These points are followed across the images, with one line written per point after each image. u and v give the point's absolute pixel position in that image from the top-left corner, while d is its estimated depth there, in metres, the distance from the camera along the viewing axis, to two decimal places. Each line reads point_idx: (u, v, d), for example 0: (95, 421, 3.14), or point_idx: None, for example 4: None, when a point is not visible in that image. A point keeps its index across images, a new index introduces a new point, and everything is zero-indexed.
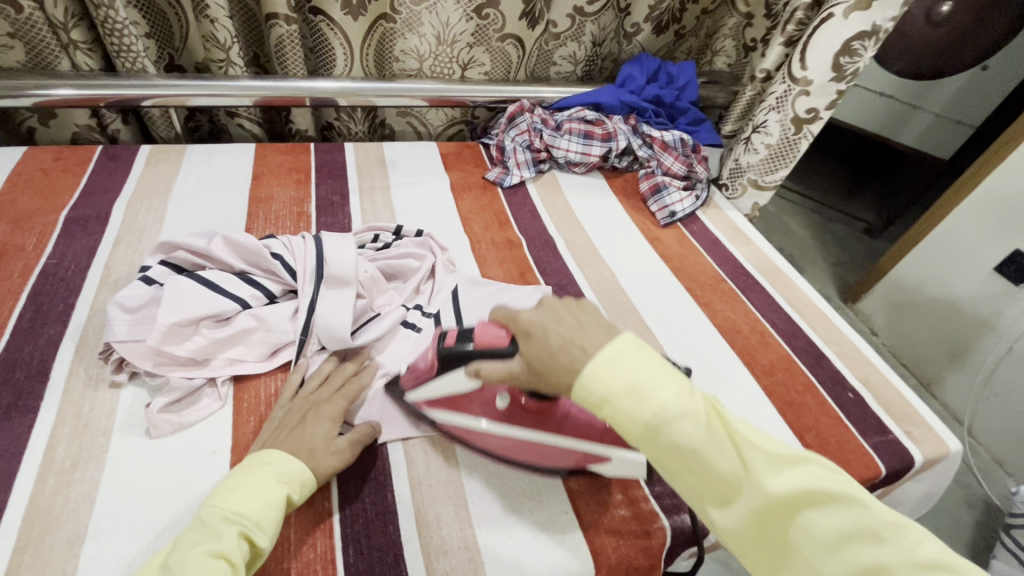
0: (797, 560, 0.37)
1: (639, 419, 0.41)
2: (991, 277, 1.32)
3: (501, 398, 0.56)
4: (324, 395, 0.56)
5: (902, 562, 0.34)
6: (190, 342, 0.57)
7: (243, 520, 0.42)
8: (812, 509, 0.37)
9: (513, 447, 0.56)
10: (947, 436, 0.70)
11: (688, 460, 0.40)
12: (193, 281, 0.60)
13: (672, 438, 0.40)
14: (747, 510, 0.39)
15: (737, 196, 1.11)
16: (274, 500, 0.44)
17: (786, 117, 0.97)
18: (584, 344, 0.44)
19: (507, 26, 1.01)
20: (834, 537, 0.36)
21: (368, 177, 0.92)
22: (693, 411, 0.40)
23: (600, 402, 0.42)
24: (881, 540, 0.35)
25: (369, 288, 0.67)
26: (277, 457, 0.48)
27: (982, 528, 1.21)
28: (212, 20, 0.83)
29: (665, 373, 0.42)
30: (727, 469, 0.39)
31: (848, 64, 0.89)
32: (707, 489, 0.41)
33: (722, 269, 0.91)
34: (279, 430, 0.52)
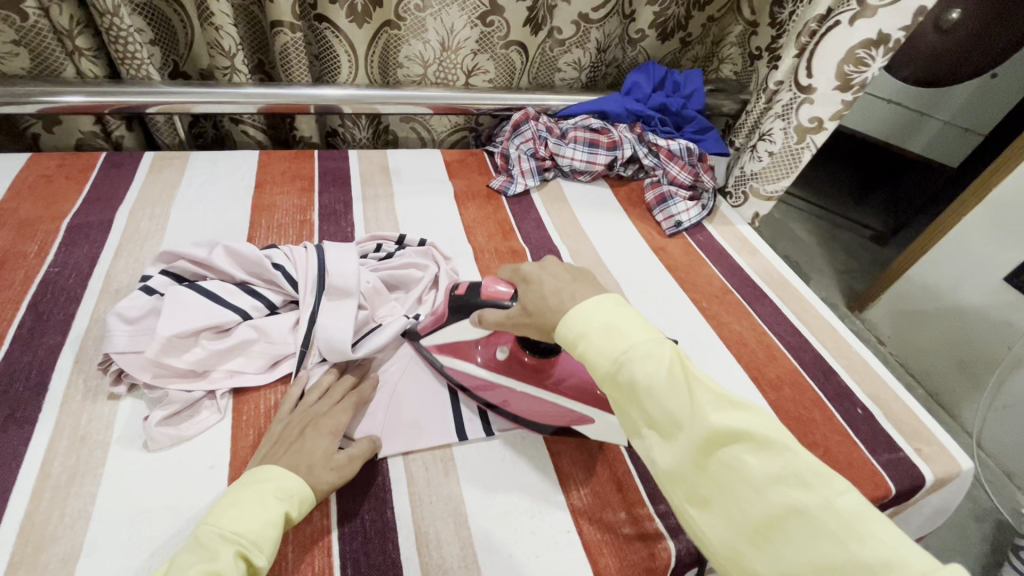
0: (726, 499, 0.37)
1: (607, 353, 0.42)
2: (1001, 288, 1.31)
3: (503, 350, 0.61)
4: (324, 408, 0.55)
5: (822, 507, 0.34)
6: (190, 354, 0.57)
7: (240, 540, 0.42)
8: (747, 449, 0.37)
9: (506, 399, 0.61)
10: (958, 454, 0.69)
11: (641, 396, 0.40)
12: (193, 291, 0.59)
13: (632, 375, 0.41)
14: (686, 445, 0.39)
15: (741, 203, 1.10)
16: (272, 519, 0.44)
17: (790, 125, 0.97)
18: (575, 292, 0.47)
19: (512, 33, 1.00)
20: (766, 479, 0.36)
21: (372, 185, 0.92)
22: (659, 352, 0.41)
23: (577, 338, 0.44)
24: (809, 487, 0.35)
25: (371, 299, 0.67)
26: (276, 473, 0.47)
27: (993, 544, 1.19)
28: (217, 28, 0.83)
29: (638, 322, 0.44)
30: (674, 405, 0.39)
31: (853, 74, 0.88)
32: (653, 425, 0.40)
33: (728, 280, 0.90)
34: (279, 443, 0.51)
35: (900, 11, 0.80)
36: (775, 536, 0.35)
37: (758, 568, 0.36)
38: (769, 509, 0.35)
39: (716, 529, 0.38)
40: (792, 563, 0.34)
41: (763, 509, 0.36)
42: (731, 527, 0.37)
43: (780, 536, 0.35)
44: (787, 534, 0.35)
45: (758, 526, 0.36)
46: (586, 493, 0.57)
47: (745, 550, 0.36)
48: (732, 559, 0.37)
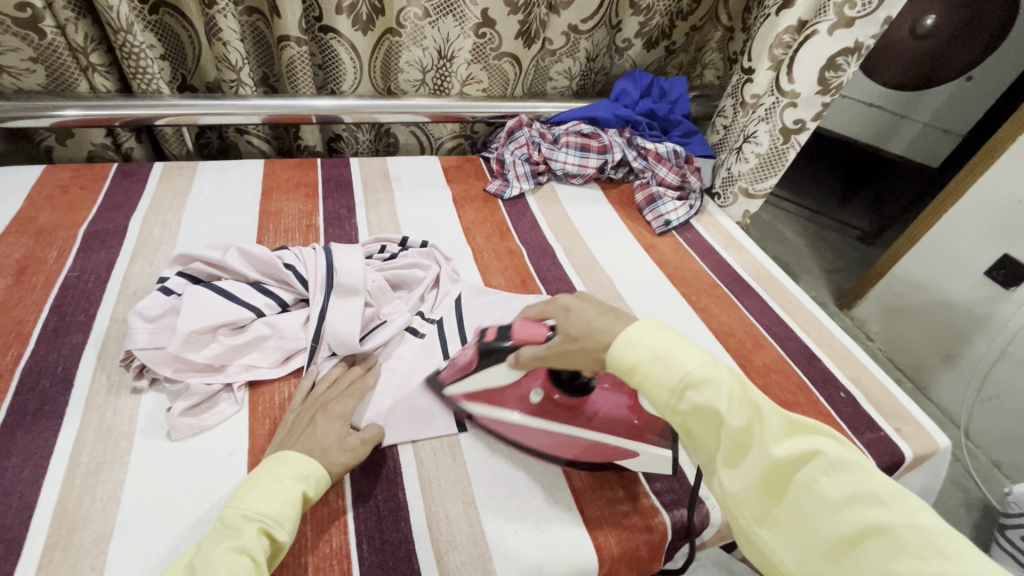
0: (801, 519, 0.38)
1: (664, 383, 0.44)
2: (981, 281, 1.36)
3: (536, 393, 0.59)
4: (334, 395, 0.59)
5: (905, 525, 0.35)
6: (208, 349, 0.60)
7: (263, 518, 0.45)
8: (818, 470, 0.39)
9: (547, 443, 0.59)
10: (937, 432, 0.73)
11: (708, 419, 0.43)
12: (210, 291, 0.63)
13: (693, 400, 0.43)
14: (755, 469, 0.40)
15: (729, 203, 1.14)
16: (291, 498, 0.47)
17: (775, 127, 1.01)
18: (619, 316, 0.50)
19: (504, 44, 1.05)
20: (839, 499, 0.37)
21: (373, 191, 0.96)
22: (716, 377, 0.43)
23: (630, 370, 0.46)
24: (887, 505, 0.36)
25: (377, 297, 0.71)
26: (293, 456, 0.50)
27: (982, 530, 1.24)
28: (225, 42, 0.87)
29: (691, 345, 0.46)
30: (741, 429, 0.41)
31: (833, 78, 0.94)
32: (723, 453, 0.42)
33: (715, 274, 0.94)
34: (292, 432, 0.54)
35: (871, 21, 0.87)
36: (855, 556, 0.36)
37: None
38: (847, 530, 0.36)
39: (791, 547, 0.39)
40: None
41: (839, 529, 0.37)
42: (808, 548, 0.38)
43: (860, 556, 0.36)
44: (868, 552, 0.35)
45: (835, 548, 0.37)
46: (587, 473, 0.60)
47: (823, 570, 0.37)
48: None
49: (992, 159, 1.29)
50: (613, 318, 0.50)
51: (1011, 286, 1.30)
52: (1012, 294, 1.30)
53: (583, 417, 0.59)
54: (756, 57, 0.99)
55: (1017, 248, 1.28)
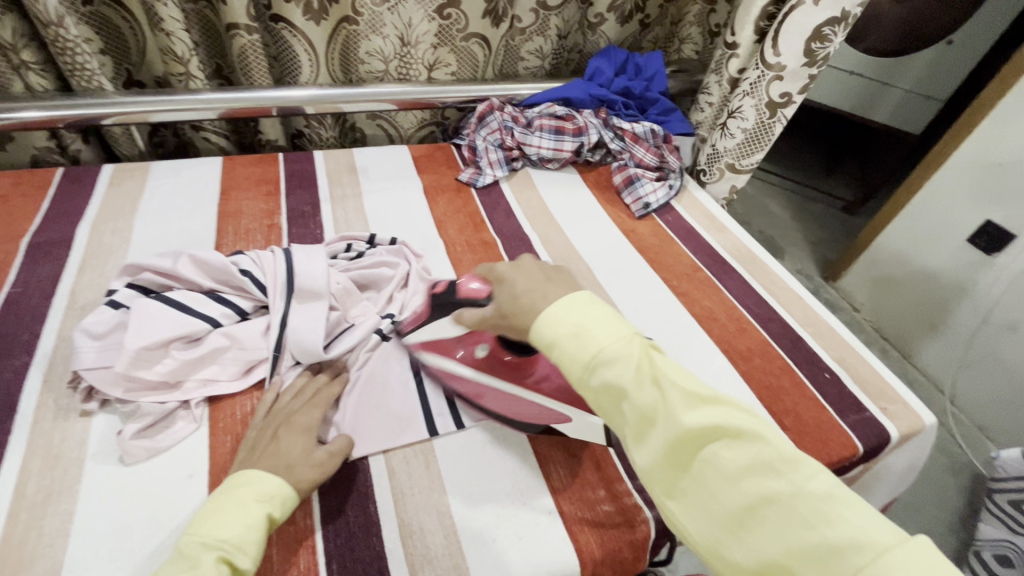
0: (702, 492, 0.39)
1: (578, 359, 0.44)
2: (964, 248, 1.35)
3: (483, 348, 0.64)
4: (296, 407, 0.56)
5: (794, 493, 0.36)
6: (161, 366, 0.56)
7: (223, 546, 0.42)
8: (722, 443, 0.39)
9: (488, 398, 0.62)
10: (922, 410, 0.72)
11: (616, 396, 0.43)
12: (160, 303, 0.59)
13: (603, 377, 0.43)
14: (661, 443, 0.41)
15: (717, 180, 1.10)
16: (253, 522, 0.44)
17: (762, 102, 0.97)
18: (547, 288, 0.50)
19: (470, 25, 1.00)
20: (738, 469, 0.38)
21: (340, 185, 0.92)
22: (626, 352, 0.43)
23: (549, 346, 0.46)
24: (780, 474, 0.37)
25: (343, 300, 0.68)
26: (255, 476, 0.47)
27: (968, 494, 1.26)
28: (168, 33, 0.82)
29: (608, 320, 0.46)
30: (647, 403, 0.41)
31: (819, 49, 0.90)
32: (629, 430, 0.42)
33: (696, 257, 0.92)
34: (251, 446, 0.51)
35: None
36: (751, 526, 0.37)
37: (736, 558, 0.37)
38: (744, 499, 0.37)
39: (695, 519, 0.40)
40: (763, 547, 0.36)
41: (737, 500, 0.38)
42: (709, 518, 0.39)
43: (756, 525, 0.37)
44: (764, 523, 0.36)
45: (733, 516, 0.38)
46: (567, 475, 0.58)
47: (722, 538, 0.38)
48: (714, 551, 0.39)
49: (972, 124, 1.28)
50: (540, 292, 0.50)
51: (994, 252, 1.29)
52: (995, 259, 1.29)
53: (527, 377, 0.62)
54: (743, 32, 0.95)
55: (999, 213, 1.28)
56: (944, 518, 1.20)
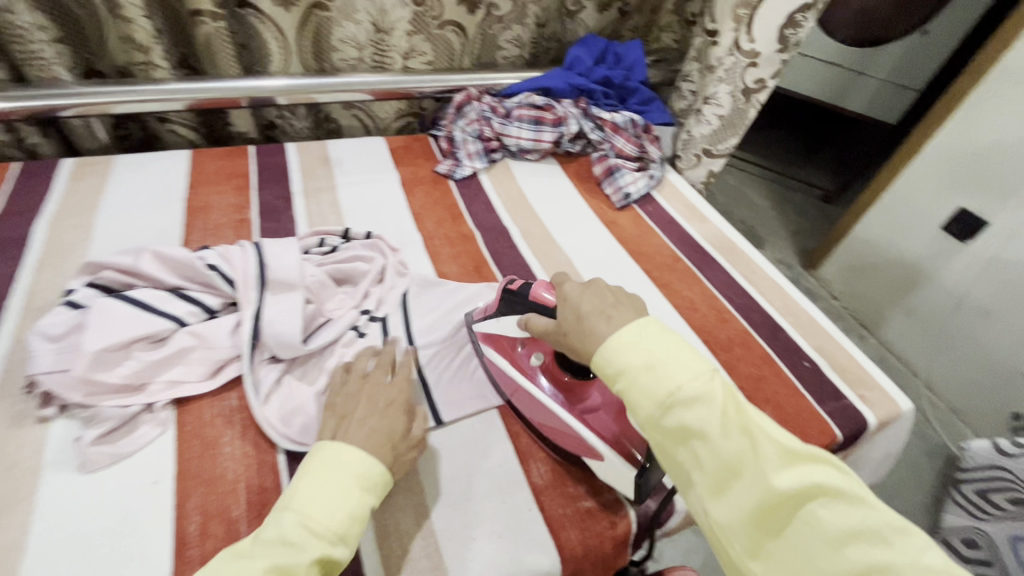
0: (795, 554, 0.37)
1: (653, 396, 0.42)
2: (939, 236, 1.37)
3: (537, 356, 0.61)
4: (377, 382, 0.55)
5: (907, 565, 0.34)
6: (123, 368, 0.54)
7: (326, 537, 0.41)
8: (819, 504, 0.37)
9: (528, 404, 0.59)
10: (899, 396, 0.73)
11: (694, 442, 0.41)
12: (121, 301, 0.56)
13: (680, 419, 0.41)
14: (746, 498, 0.39)
15: (693, 166, 1.10)
16: (353, 510, 0.43)
17: (737, 88, 0.97)
18: (610, 316, 0.48)
19: (446, 12, 0.98)
20: (840, 533, 0.36)
21: (314, 179, 0.89)
22: (710, 395, 0.41)
23: (616, 374, 0.45)
24: (887, 543, 0.35)
25: (317, 293, 0.66)
26: (359, 458, 0.46)
27: (942, 476, 1.29)
28: (128, 20, 0.79)
29: (687, 357, 0.44)
30: (731, 453, 0.40)
31: (791, 35, 0.90)
32: (709, 479, 0.41)
33: (677, 248, 0.91)
34: (346, 420, 0.50)
35: None
36: None
37: None
38: (846, 568, 0.35)
39: None
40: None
41: (838, 568, 0.36)
42: None
43: None
44: None
45: None
46: (547, 471, 0.58)
47: None
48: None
49: (947, 112, 1.29)
50: (601, 320, 0.48)
51: (967, 239, 1.31)
52: (968, 246, 1.31)
53: (576, 402, 0.58)
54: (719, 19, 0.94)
55: (972, 200, 1.29)
56: (919, 500, 1.23)
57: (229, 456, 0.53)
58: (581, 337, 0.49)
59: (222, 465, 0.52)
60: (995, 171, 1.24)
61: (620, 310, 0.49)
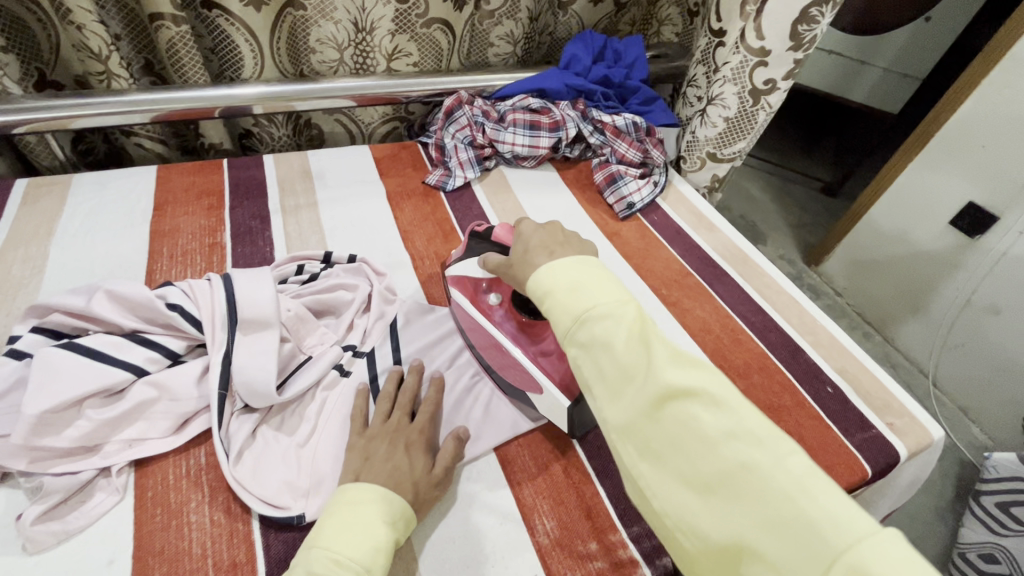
0: (676, 453, 0.36)
1: (569, 311, 0.42)
2: (947, 231, 1.31)
3: (496, 296, 0.63)
4: (395, 421, 0.53)
5: (772, 464, 0.33)
6: (73, 429, 0.48)
7: (354, 567, 0.40)
8: (699, 405, 0.36)
9: (482, 341, 0.62)
10: (930, 423, 0.67)
11: (597, 351, 0.40)
12: (70, 351, 0.50)
13: (589, 331, 0.40)
14: (636, 402, 0.38)
15: (697, 168, 1.04)
16: (380, 543, 0.42)
17: (744, 89, 0.89)
18: (553, 250, 0.48)
19: (431, 9, 0.90)
20: (718, 434, 0.35)
21: (292, 194, 0.82)
22: (619, 310, 0.40)
23: (544, 295, 0.44)
24: (760, 445, 0.34)
25: (295, 329, 0.59)
26: (379, 495, 0.44)
27: (956, 482, 1.25)
28: (79, 26, 0.71)
29: (605, 282, 0.43)
30: (629, 359, 0.38)
31: (805, 32, 0.81)
32: (607, 386, 0.39)
33: (685, 260, 0.85)
34: (370, 458, 0.48)
35: None
36: (722, 492, 0.34)
37: (702, 524, 0.34)
38: (719, 464, 0.34)
39: (665, 484, 0.37)
40: (732, 516, 0.33)
41: (712, 465, 0.35)
42: (680, 485, 0.36)
43: (725, 491, 0.34)
44: (734, 489, 0.33)
45: (705, 481, 0.35)
46: (554, 527, 0.52)
47: (691, 504, 0.35)
48: (680, 520, 0.35)
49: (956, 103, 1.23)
50: (543, 253, 0.48)
51: (976, 235, 1.25)
52: (978, 242, 1.26)
53: (528, 341, 0.60)
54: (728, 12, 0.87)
55: (981, 194, 1.24)
56: (932, 507, 1.20)
57: (196, 525, 0.47)
58: (525, 268, 0.50)
59: (188, 537, 0.46)
60: (1006, 164, 1.18)
61: (565, 249, 0.49)
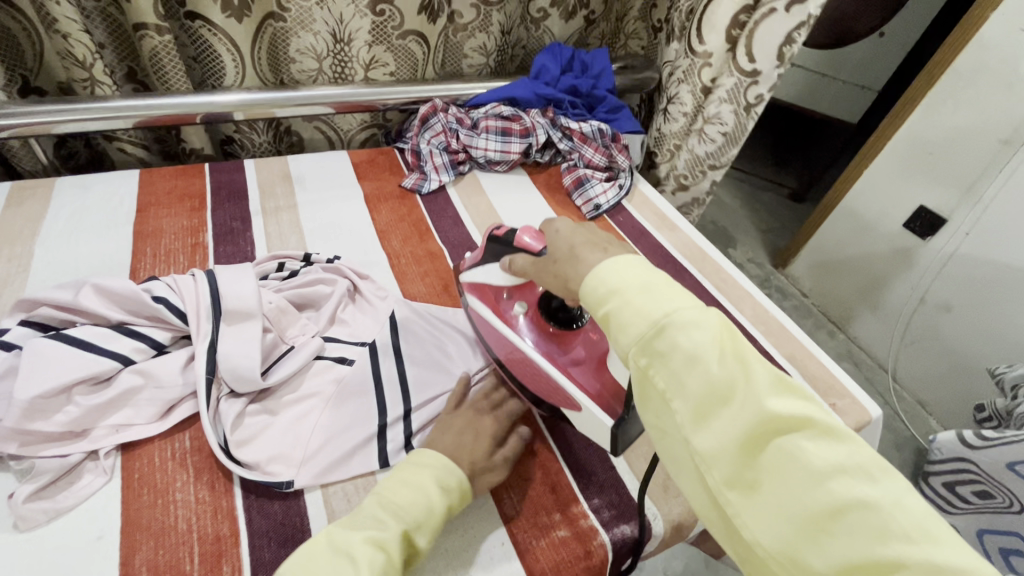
0: (779, 485, 0.34)
1: (646, 315, 0.39)
2: (902, 233, 1.40)
3: (519, 306, 0.63)
4: (474, 412, 0.57)
5: (891, 504, 0.31)
6: (62, 415, 0.50)
7: (404, 521, 0.45)
8: (805, 436, 0.34)
9: (510, 355, 0.61)
10: (869, 403, 0.73)
11: (683, 367, 0.37)
12: (60, 341, 0.53)
13: (673, 342, 0.38)
14: (733, 425, 0.36)
15: (699, 182, 1.11)
16: (432, 507, 0.47)
17: (740, 107, 0.97)
18: (608, 250, 0.46)
19: (407, 21, 0.95)
20: (825, 467, 0.33)
21: (272, 197, 0.85)
22: (708, 322, 0.38)
23: (608, 294, 0.42)
24: (873, 481, 0.32)
25: (276, 320, 0.63)
26: (438, 463, 0.50)
27: (912, 469, 1.32)
28: (65, 35, 0.74)
29: (682, 291, 0.41)
30: (721, 378, 0.36)
31: (787, 53, 0.89)
32: (695, 405, 0.37)
33: (648, 259, 0.91)
34: (443, 432, 0.54)
35: None
36: (833, 531, 0.32)
37: (809, 563, 0.32)
38: (830, 501, 0.32)
39: (763, 518, 0.35)
40: (846, 559, 0.31)
41: (820, 501, 0.33)
42: (781, 521, 0.34)
43: (838, 531, 0.32)
44: (847, 529, 0.31)
45: (812, 518, 0.33)
46: (519, 500, 0.56)
47: (796, 542, 0.33)
48: (782, 555, 0.34)
49: (905, 113, 1.31)
50: (597, 249, 0.46)
51: (928, 235, 1.34)
52: (929, 243, 1.35)
53: (561, 354, 0.59)
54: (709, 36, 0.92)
55: (930, 198, 1.32)
56: None
57: (182, 503, 0.50)
58: (572, 267, 0.47)
59: (174, 513, 0.49)
60: (952, 170, 1.27)
61: (616, 249, 0.47)
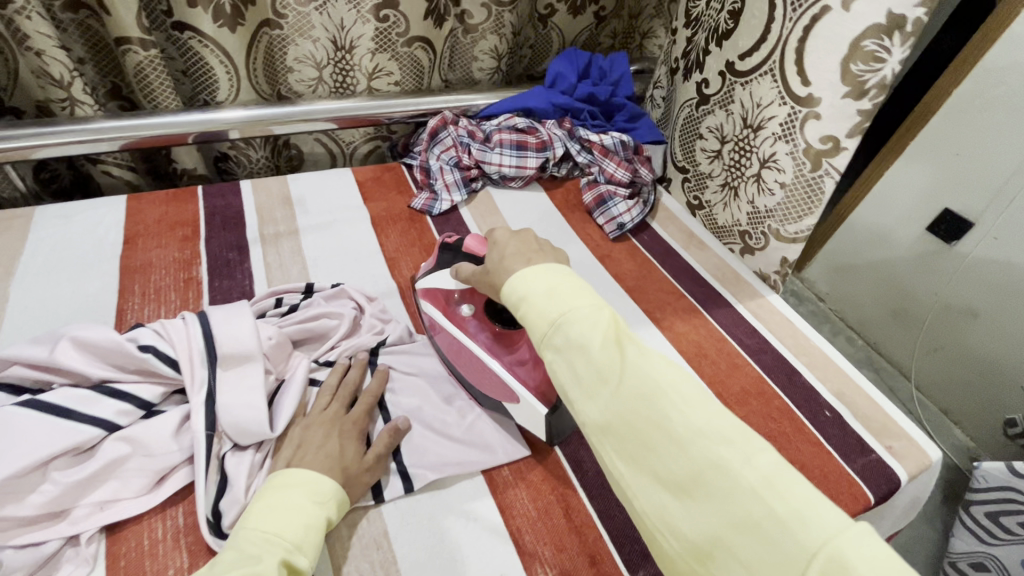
0: (653, 456, 0.36)
1: (544, 316, 0.41)
2: (924, 237, 1.22)
3: (468, 308, 0.63)
4: (333, 411, 0.54)
5: (746, 466, 0.33)
6: (36, 496, 0.44)
7: (284, 543, 0.41)
8: (674, 408, 0.36)
9: (457, 358, 0.62)
10: (929, 445, 0.66)
11: (575, 354, 0.39)
12: (32, 409, 0.46)
13: (565, 336, 0.40)
14: (613, 405, 0.38)
15: (762, 246, 0.83)
16: (312, 522, 0.43)
17: (797, 149, 0.73)
18: (530, 258, 0.47)
19: (412, 28, 0.87)
20: (691, 434, 0.35)
21: (271, 222, 0.79)
22: (596, 315, 0.41)
23: (518, 301, 0.44)
24: (733, 445, 0.35)
25: (276, 360, 0.57)
26: (308, 476, 0.46)
27: None
28: (38, 53, 0.67)
29: (579, 287, 0.43)
30: (607, 362, 0.38)
31: (864, 75, 0.64)
32: (582, 389, 0.39)
33: (680, 283, 0.84)
34: (302, 446, 0.50)
35: None
36: (697, 493, 0.34)
37: (679, 526, 0.34)
38: (693, 467, 0.34)
39: (643, 489, 0.36)
40: (712, 519, 0.33)
41: (685, 466, 0.35)
42: (657, 488, 0.35)
43: (703, 492, 0.34)
44: (710, 490, 0.33)
45: (679, 481, 0.35)
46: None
47: (671, 510, 0.35)
48: (659, 523, 0.35)
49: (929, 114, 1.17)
50: (522, 258, 0.47)
51: (954, 239, 1.16)
52: (957, 249, 1.17)
53: (505, 353, 0.60)
54: (750, 57, 0.76)
55: (958, 201, 1.14)
56: None
57: None
58: (499, 274, 0.48)
59: None
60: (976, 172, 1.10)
61: (542, 256, 0.48)
